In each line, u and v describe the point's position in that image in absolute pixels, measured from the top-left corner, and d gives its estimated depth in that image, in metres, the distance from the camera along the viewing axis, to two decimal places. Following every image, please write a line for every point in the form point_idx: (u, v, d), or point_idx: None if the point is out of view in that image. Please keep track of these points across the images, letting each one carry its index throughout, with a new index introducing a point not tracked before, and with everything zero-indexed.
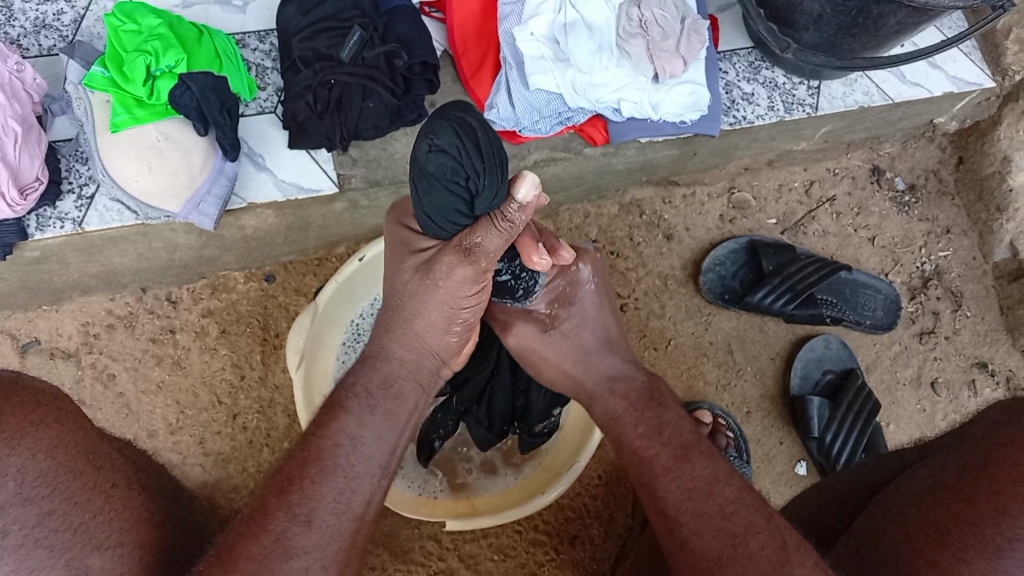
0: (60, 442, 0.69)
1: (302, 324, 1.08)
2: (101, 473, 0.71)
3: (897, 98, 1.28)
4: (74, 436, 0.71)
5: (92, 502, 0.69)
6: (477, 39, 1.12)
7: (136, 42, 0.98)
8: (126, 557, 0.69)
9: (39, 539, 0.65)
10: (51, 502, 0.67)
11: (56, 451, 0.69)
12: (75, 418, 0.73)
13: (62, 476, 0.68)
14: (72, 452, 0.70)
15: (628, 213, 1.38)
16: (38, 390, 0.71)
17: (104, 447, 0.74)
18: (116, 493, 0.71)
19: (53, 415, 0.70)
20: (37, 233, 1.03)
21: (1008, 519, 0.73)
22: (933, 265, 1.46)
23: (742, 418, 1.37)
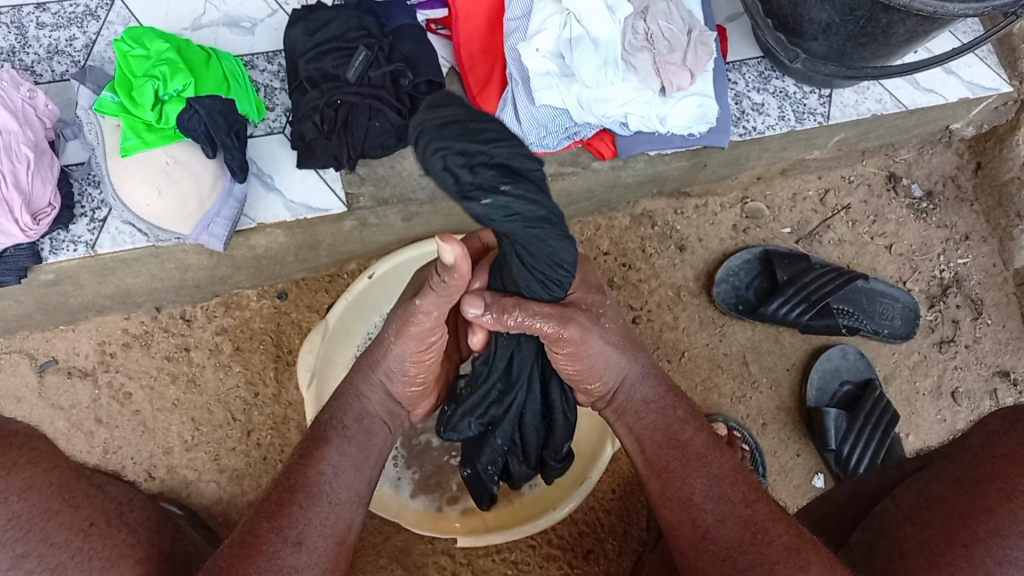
0: (34, 483, 0.72)
1: (313, 342, 1.10)
2: (77, 512, 0.73)
3: (911, 106, 1.26)
4: (46, 476, 0.74)
5: (69, 542, 0.70)
6: (484, 56, 1.13)
7: (144, 67, 0.99)
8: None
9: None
10: (26, 544, 0.68)
11: (30, 492, 0.71)
12: (49, 458, 0.76)
13: (37, 517, 0.70)
14: (45, 492, 0.72)
15: (640, 224, 1.37)
16: (10, 431, 0.75)
17: (81, 485, 0.76)
18: (95, 531, 0.73)
19: (26, 456, 0.74)
20: (51, 256, 1.05)
21: (997, 541, 0.71)
22: (952, 272, 1.44)
23: (757, 430, 1.36)
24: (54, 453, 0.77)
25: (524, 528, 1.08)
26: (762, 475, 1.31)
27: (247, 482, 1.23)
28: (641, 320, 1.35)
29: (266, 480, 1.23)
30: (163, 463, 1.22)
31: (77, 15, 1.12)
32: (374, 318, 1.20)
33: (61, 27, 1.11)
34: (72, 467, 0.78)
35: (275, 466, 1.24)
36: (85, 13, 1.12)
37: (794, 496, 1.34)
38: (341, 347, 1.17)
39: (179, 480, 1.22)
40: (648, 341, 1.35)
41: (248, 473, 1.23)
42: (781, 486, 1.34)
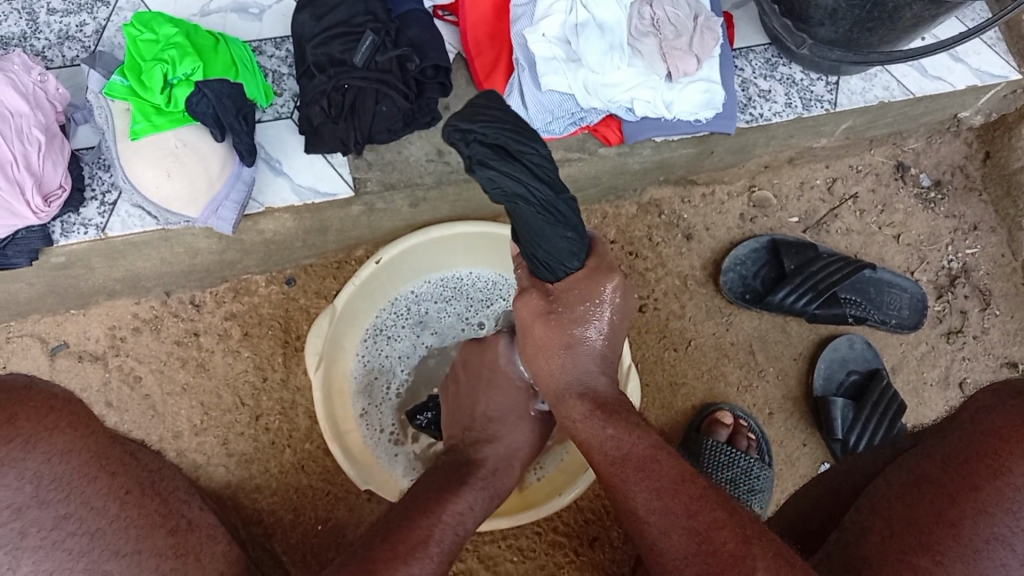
0: (74, 447, 0.72)
1: (321, 326, 1.10)
2: (116, 480, 0.74)
3: (918, 93, 1.26)
4: (86, 441, 0.74)
5: (106, 508, 0.72)
6: (490, 41, 1.13)
7: (153, 51, 1.00)
8: (143, 563, 0.72)
9: (56, 542, 0.68)
10: (67, 505, 0.70)
11: (70, 455, 0.72)
12: (86, 421, 0.75)
13: (77, 481, 0.71)
14: (84, 456, 0.73)
15: (647, 213, 1.37)
16: (52, 394, 0.74)
17: (117, 451, 0.77)
18: (130, 499, 0.75)
19: (67, 419, 0.73)
20: (61, 239, 1.06)
21: (984, 518, 0.73)
22: (960, 263, 1.43)
23: (763, 419, 1.36)
24: (90, 417, 0.77)
25: (528, 513, 1.09)
26: (769, 465, 1.31)
27: (256, 466, 1.24)
28: (648, 309, 1.35)
29: (274, 464, 1.24)
30: (172, 446, 1.23)
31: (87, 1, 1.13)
32: (382, 304, 1.22)
33: (72, 13, 1.12)
34: (107, 431, 0.79)
35: (283, 450, 1.25)
36: None
37: (800, 485, 1.34)
38: (350, 330, 1.18)
39: (188, 463, 1.23)
40: (654, 330, 1.35)
41: (257, 456, 1.24)
42: (786, 476, 1.34)
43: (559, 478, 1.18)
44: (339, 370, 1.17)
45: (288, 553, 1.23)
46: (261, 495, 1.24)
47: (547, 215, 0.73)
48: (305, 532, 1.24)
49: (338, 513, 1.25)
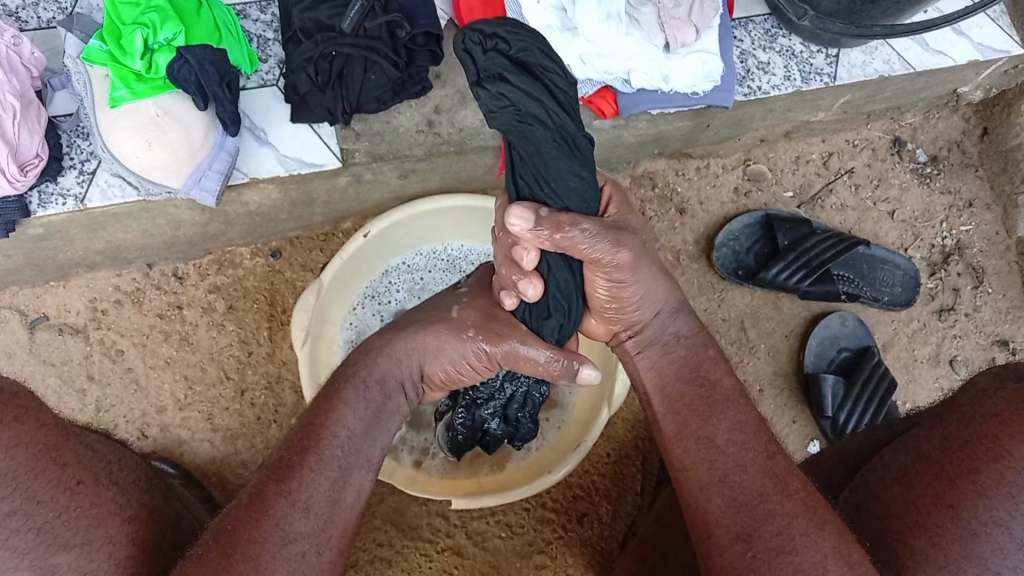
0: (19, 442, 0.69)
1: (307, 300, 1.07)
2: (65, 471, 0.71)
3: (919, 68, 1.24)
4: (33, 434, 0.71)
5: (55, 500, 0.70)
6: (484, 8, 1.09)
7: (133, 15, 0.96)
8: (94, 553, 0.69)
9: (1, 540, 0.65)
10: (11, 502, 0.67)
11: (16, 450, 0.69)
12: (37, 415, 0.73)
13: (23, 475, 0.68)
14: (31, 450, 0.70)
15: (640, 186, 1.35)
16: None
17: (69, 442, 0.74)
18: (82, 490, 0.72)
19: (15, 413, 0.71)
20: (39, 209, 1.03)
21: (984, 501, 0.71)
22: (955, 239, 1.42)
23: (755, 396, 1.35)
24: (41, 410, 0.74)
25: (516, 492, 1.08)
26: None
27: (241, 441, 1.22)
28: None
29: (260, 439, 1.22)
30: (156, 422, 1.21)
31: None
32: (369, 277, 1.19)
33: None
34: (59, 423, 0.76)
35: (270, 426, 1.23)
36: None
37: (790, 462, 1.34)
38: (337, 303, 1.15)
39: (172, 438, 1.21)
40: None
41: (242, 432, 1.22)
42: None
43: (547, 455, 1.17)
44: (325, 344, 1.15)
45: None
46: (247, 471, 1.22)
47: (559, 144, 0.74)
48: None
49: None
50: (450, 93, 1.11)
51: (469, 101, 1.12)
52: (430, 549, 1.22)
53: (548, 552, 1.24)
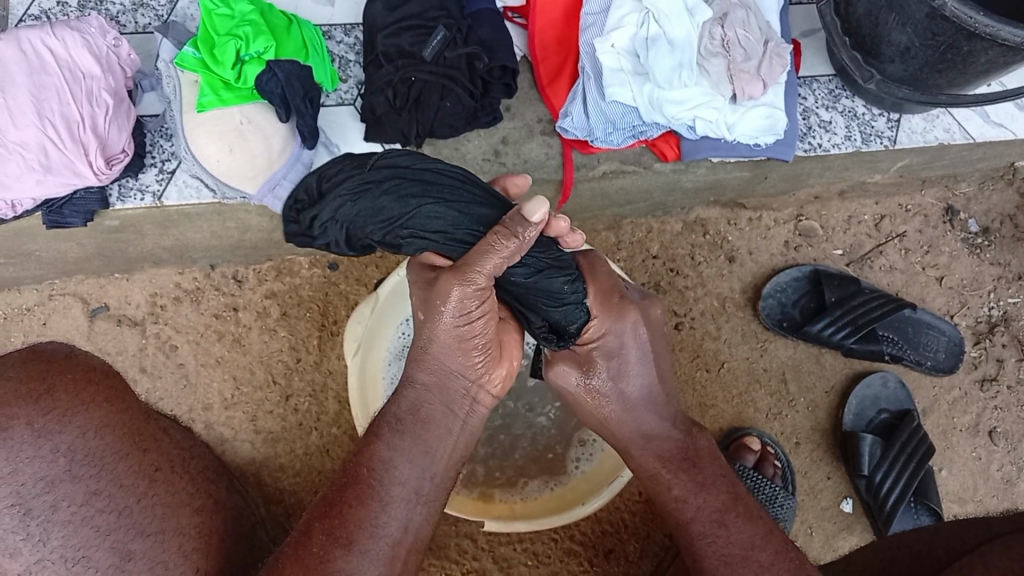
0: (108, 422, 0.77)
1: (362, 313, 1.13)
2: (145, 456, 0.79)
3: (978, 139, 1.25)
4: (121, 416, 0.79)
5: (135, 485, 0.77)
6: (557, 47, 1.15)
7: (227, 27, 1.01)
8: (166, 543, 0.75)
9: (86, 518, 0.73)
10: (97, 482, 0.74)
11: (105, 432, 0.77)
12: (124, 397, 0.81)
13: (108, 457, 0.76)
14: (117, 433, 0.78)
15: (691, 231, 1.37)
16: (89, 367, 0.80)
17: (150, 428, 0.83)
18: (159, 478, 0.80)
19: (105, 395, 0.79)
20: (118, 202, 1.07)
21: None
22: (1001, 311, 1.42)
23: (790, 449, 1.36)
24: (126, 394, 0.82)
25: (552, 518, 1.09)
26: (792, 494, 1.31)
27: (282, 445, 1.25)
28: (684, 327, 1.35)
29: (300, 445, 1.25)
30: (201, 418, 1.24)
31: None
32: None
33: None
34: (143, 408, 0.84)
35: (311, 433, 1.25)
36: None
37: (820, 518, 1.34)
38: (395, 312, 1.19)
39: (215, 436, 1.24)
40: (688, 349, 1.35)
41: (284, 436, 1.25)
42: (807, 508, 1.34)
43: (583, 487, 1.17)
44: (374, 361, 1.17)
45: None
46: (284, 475, 1.24)
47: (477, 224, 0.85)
48: None
49: None
50: (519, 126, 1.15)
51: (536, 135, 1.16)
52: (456, 570, 1.23)
53: None
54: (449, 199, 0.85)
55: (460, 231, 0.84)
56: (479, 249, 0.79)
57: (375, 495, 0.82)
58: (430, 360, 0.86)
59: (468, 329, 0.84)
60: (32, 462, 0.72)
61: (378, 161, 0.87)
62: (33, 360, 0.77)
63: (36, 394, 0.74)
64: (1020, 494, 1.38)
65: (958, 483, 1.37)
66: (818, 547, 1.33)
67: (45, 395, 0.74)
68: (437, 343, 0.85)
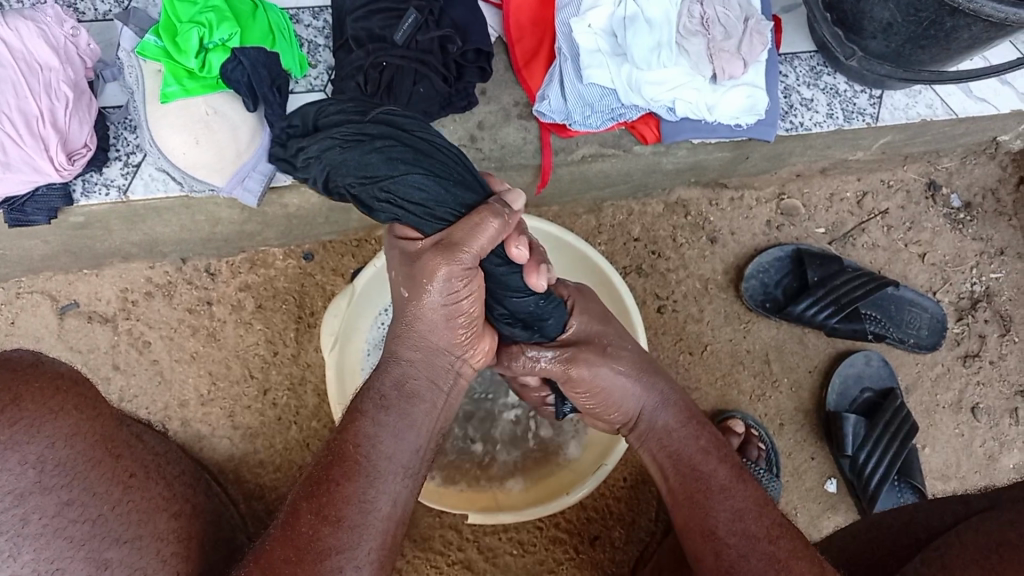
0: (78, 431, 0.74)
1: (338, 306, 1.09)
2: (118, 463, 0.78)
3: (961, 114, 1.24)
4: (91, 424, 0.77)
5: (110, 492, 0.75)
6: (534, 27, 1.12)
7: (190, 13, 0.97)
8: (145, 549, 0.73)
9: (58, 529, 0.69)
10: (69, 492, 0.71)
11: (75, 440, 0.74)
12: (94, 406, 0.79)
13: (81, 466, 0.73)
14: (88, 442, 0.75)
15: (673, 213, 1.35)
16: (56, 373, 0.76)
17: (121, 436, 0.81)
18: (134, 484, 0.78)
19: (74, 402, 0.76)
20: (82, 198, 1.04)
21: None
22: (984, 286, 1.42)
23: (774, 430, 1.35)
24: (95, 399, 0.80)
25: (536, 509, 1.07)
26: (777, 477, 1.30)
27: (260, 441, 1.22)
28: (666, 310, 1.34)
29: (280, 440, 1.22)
30: (177, 415, 1.21)
31: None
32: None
33: None
34: (113, 415, 0.83)
35: (290, 427, 1.23)
36: None
37: (806, 499, 1.34)
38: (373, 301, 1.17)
39: (191, 433, 1.21)
40: (672, 332, 1.34)
41: (262, 431, 1.22)
42: (792, 489, 1.33)
43: (566, 475, 1.15)
44: (354, 350, 1.15)
45: None
46: (264, 471, 1.22)
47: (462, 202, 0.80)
48: None
49: None
50: (495, 110, 1.12)
51: (512, 119, 1.13)
52: (440, 562, 1.22)
53: (558, 572, 1.24)
54: (437, 173, 0.79)
55: (441, 209, 0.79)
56: (470, 226, 0.77)
57: (364, 472, 0.77)
58: (415, 336, 0.83)
59: (458, 306, 0.81)
60: (0, 475, 0.67)
61: (379, 113, 0.80)
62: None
63: (3, 404, 0.69)
64: (1003, 470, 1.38)
65: (942, 460, 1.37)
66: (804, 528, 1.33)
67: (12, 405, 0.69)
68: (426, 320, 0.82)
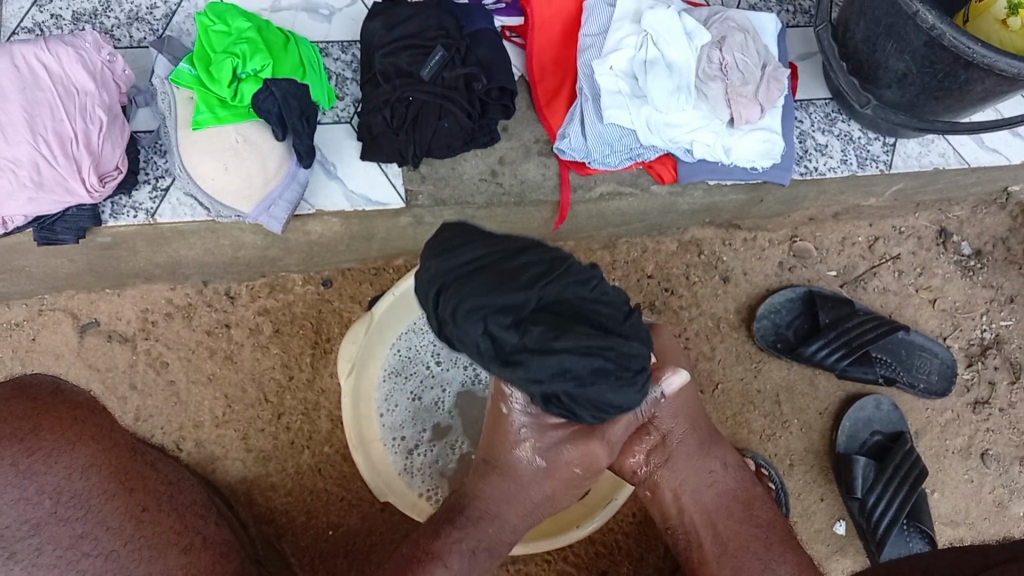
0: (94, 463, 0.78)
1: (356, 333, 1.10)
2: (132, 495, 0.79)
3: (973, 163, 1.26)
4: (106, 455, 0.80)
5: (122, 528, 0.76)
6: (555, 67, 1.15)
7: (225, 43, 1.01)
8: None
9: (72, 561, 0.71)
10: (84, 524, 0.74)
11: (90, 471, 0.77)
12: (110, 436, 0.82)
13: (95, 499, 0.76)
14: (103, 473, 0.78)
15: (686, 251, 1.37)
16: (75, 403, 0.81)
17: (136, 465, 0.83)
18: (147, 517, 0.79)
19: (89, 433, 0.80)
20: (111, 219, 1.06)
21: None
22: (993, 334, 1.43)
23: (784, 470, 1.35)
24: (112, 429, 0.84)
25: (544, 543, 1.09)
26: (786, 516, 1.30)
27: (273, 464, 1.24)
28: None
29: (291, 464, 1.24)
30: (191, 436, 1.23)
31: None
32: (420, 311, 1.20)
33: None
34: (128, 444, 0.85)
35: (302, 452, 1.24)
36: None
37: (814, 541, 1.34)
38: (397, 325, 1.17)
39: (206, 454, 1.23)
40: None
41: (275, 455, 1.24)
42: (800, 530, 1.34)
43: (576, 510, 1.16)
44: (367, 380, 1.16)
45: (296, 556, 1.22)
46: (275, 494, 1.23)
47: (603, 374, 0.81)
48: (315, 536, 1.23)
49: (351, 520, 1.24)
50: (516, 146, 1.15)
51: (533, 156, 1.15)
52: None
53: None
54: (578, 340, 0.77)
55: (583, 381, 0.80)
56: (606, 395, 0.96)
57: None
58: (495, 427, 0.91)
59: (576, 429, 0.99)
60: (15, 504, 0.71)
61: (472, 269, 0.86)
62: (18, 398, 0.78)
63: (20, 433, 0.75)
64: (1011, 517, 1.39)
65: (951, 506, 1.38)
66: None
67: (30, 434, 0.75)
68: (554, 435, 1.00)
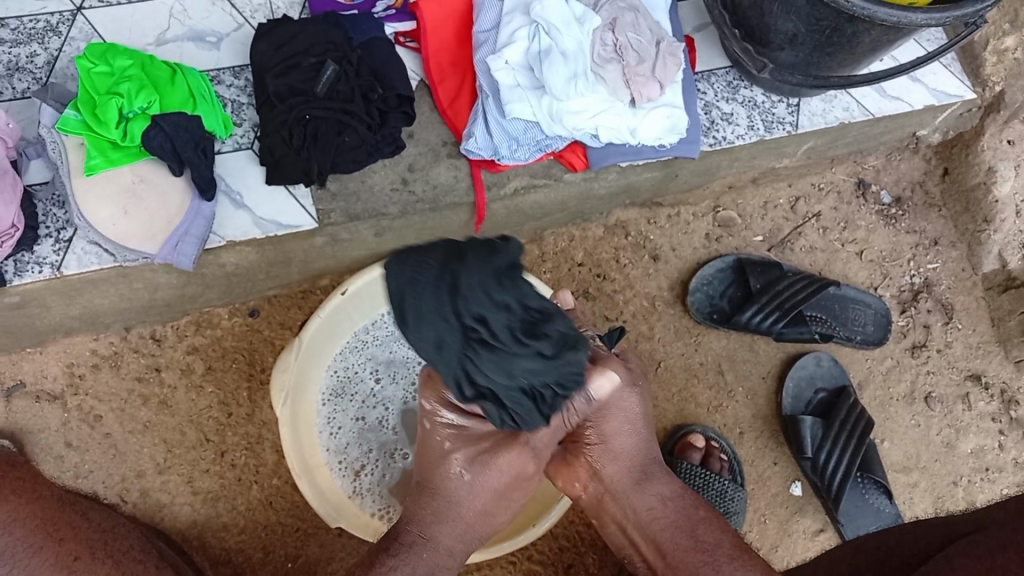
0: (20, 517, 0.84)
1: (286, 360, 1.08)
2: (64, 545, 0.85)
3: (878, 114, 1.28)
4: (31, 508, 0.86)
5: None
6: (453, 68, 1.15)
7: (107, 84, 0.98)
8: None
9: None
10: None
11: (15, 527, 0.83)
12: (35, 491, 0.89)
13: (25, 552, 0.82)
14: (30, 526, 0.85)
15: (613, 235, 1.37)
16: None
17: (65, 517, 0.89)
18: (80, 564, 0.84)
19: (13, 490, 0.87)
20: (15, 278, 1.03)
21: None
22: (922, 278, 1.45)
23: (735, 439, 1.36)
24: (35, 486, 0.90)
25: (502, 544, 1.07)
26: (742, 485, 1.32)
27: (222, 504, 1.22)
28: None
29: (241, 501, 1.22)
30: (136, 486, 1.20)
31: (38, 32, 1.10)
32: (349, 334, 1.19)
33: (22, 43, 1.10)
34: (59, 499, 0.91)
35: (250, 487, 1.22)
36: (46, 30, 1.11)
37: (772, 505, 1.35)
38: (330, 340, 1.16)
39: (152, 503, 1.20)
40: None
41: (223, 494, 1.22)
42: (758, 496, 1.35)
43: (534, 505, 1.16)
44: (306, 401, 1.15)
45: None
46: (228, 534, 1.21)
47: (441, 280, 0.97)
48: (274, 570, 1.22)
49: (309, 549, 1.23)
50: (424, 152, 1.14)
51: (442, 159, 1.14)
52: None
53: None
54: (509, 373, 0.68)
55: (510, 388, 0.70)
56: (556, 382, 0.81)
57: None
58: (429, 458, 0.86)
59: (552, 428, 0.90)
60: None
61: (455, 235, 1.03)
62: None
63: None
64: (961, 455, 1.41)
65: (902, 451, 1.40)
66: (774, 534, 1.34)
67: None
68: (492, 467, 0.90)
